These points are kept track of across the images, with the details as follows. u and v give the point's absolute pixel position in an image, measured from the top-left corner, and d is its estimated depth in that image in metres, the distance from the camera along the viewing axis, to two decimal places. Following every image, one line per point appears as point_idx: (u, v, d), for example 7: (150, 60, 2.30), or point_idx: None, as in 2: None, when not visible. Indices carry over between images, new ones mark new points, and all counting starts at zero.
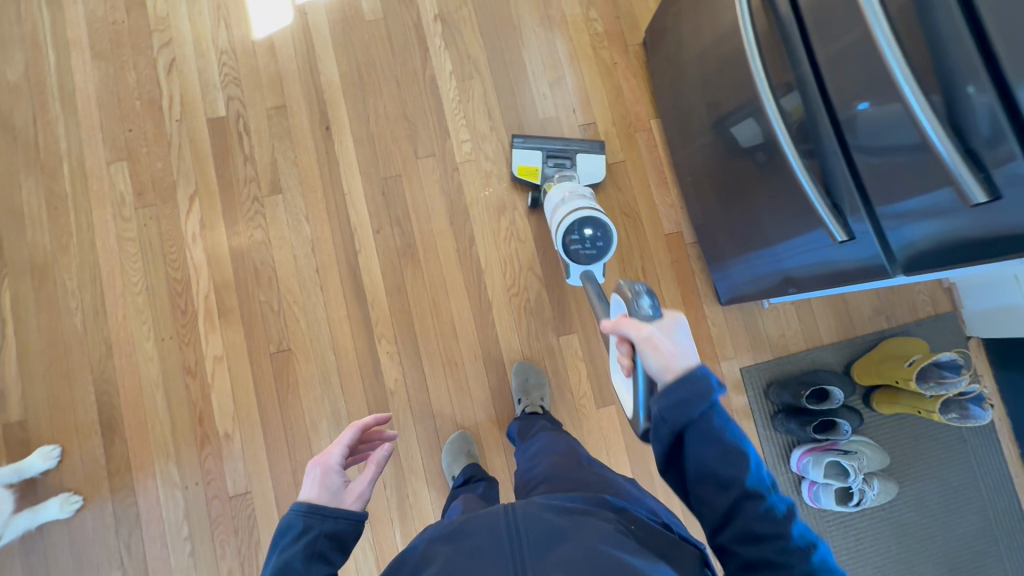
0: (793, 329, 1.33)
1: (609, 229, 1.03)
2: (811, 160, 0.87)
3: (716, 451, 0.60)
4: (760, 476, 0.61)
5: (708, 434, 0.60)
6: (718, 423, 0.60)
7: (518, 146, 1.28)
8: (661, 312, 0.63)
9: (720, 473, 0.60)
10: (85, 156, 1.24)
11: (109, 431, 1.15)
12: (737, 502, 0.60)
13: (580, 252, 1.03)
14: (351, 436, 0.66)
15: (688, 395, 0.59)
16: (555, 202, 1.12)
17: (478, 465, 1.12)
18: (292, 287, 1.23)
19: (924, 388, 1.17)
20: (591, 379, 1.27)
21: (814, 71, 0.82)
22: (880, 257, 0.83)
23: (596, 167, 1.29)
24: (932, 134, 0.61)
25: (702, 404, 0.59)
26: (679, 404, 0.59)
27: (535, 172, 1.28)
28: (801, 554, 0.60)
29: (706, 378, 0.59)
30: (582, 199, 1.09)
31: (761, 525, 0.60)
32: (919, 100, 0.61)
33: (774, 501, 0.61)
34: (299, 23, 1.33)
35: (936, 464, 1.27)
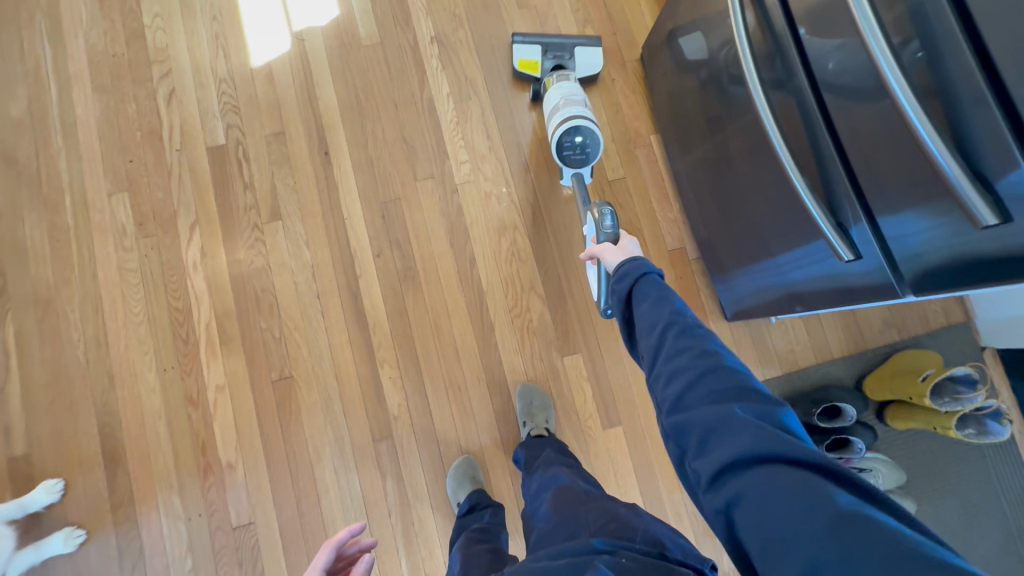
0: (802, 343, 1.30)
1: (596, 137, 1.15)
2: (815, 178, 0.86)
3: (650, 298, 0.69)
4: (682, 304, 0.67)
5: (648, 292, 0.70)
6: (653, 279, 0.71)
7: (518, 43, 1.29)
8: (619, 227, 0.88)
9: (651, 314, 0.68)
10: (87, 188, 1.24)
11: (112, 464, 1.15)
12: (660, 325, 0.66)
13: (571, 156, 1.17)
14: (326, 557, 0.62)
15: (631, 267, 0.73)
16: (551, 103, 1.21)
17: (483, 492, 1.10)
18: (293, 314, 1.23)
19: (939, 404, 1.15)
20: (597, 400, 1.25)
21: (815, 91, 0.80)
22: (889, 277, 0.81)
23: (594, 59, 1.31)
24: (938, 156, 0.59)
25: (639, 271, 0.73)
26: (625, 275, 0.73)
27: (535, 67, 1.31)
28: (718, 361, 0.61)
29: (644, 261, 0.74)
30: (576, 104, 1.17)
31: (682, 344, 0.64)
32: (923, 122, 0.59)
33: (695, 321, 0.66)
34: (296, 50, 1.34)
35: (955, 481, 1.23)
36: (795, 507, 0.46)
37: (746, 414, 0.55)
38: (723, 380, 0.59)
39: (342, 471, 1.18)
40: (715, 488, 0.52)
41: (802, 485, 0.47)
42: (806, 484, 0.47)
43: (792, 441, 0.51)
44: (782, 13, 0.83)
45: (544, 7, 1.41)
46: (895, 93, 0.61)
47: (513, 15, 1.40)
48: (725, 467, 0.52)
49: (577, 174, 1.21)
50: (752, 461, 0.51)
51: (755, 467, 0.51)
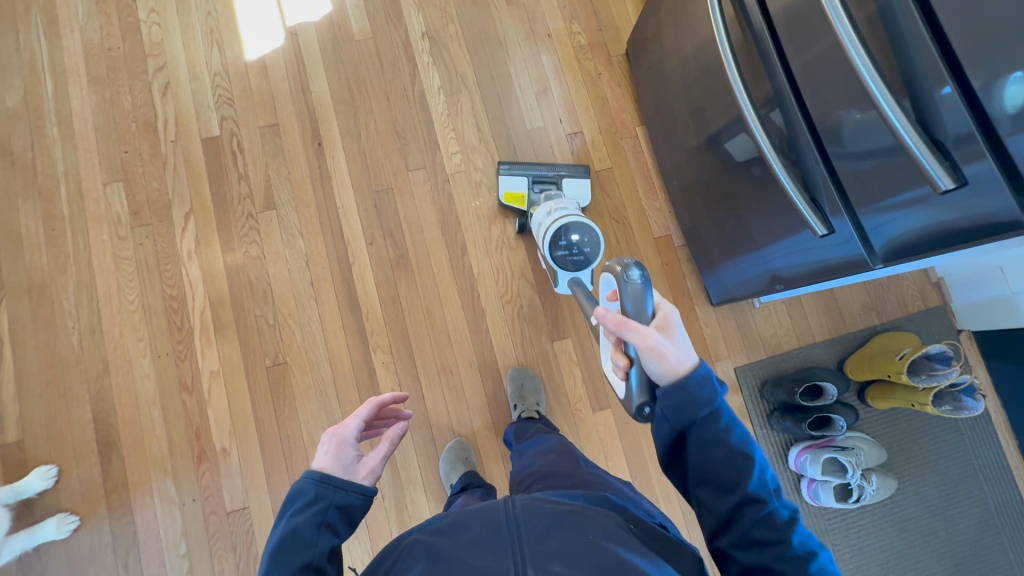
0: (785, 328, 1.34)
1: (595, 234, 1.09)
2: (789, 158, 0.90)
3: (720, 454, 0.63)
4: (760, 481, 0.63)
5: (710, 437, 0.63)
6: (721, 428, 0.64)
7: (505, 174, 1.31)
8: (651, 284, 0.65)
9: (723, 478, 0.63)
10: (82, 178, 1.26)
11: (106, 450, 1.16)
12: (734, 503, 0.62)
13: (568, 256, 1.09)
14: (368, 411, 0.65)
15: (693, 393, 0.62)
16: (540, 215, 1.17)
17: (475, 473, 1.12)
18: (287, 301, 1.24)
19: (916, 380, 1.17)
20: (586, 383, 1.28)
21: (789, 78, 0.85)
22: (862, 252, 0.85)
23: (582, 190, 1.33)
24: (899, 125, 0.63)
25: (706, 405, 0.63)
26: (682, 406, 0.62)
27: (523, 198, 1.30)
28: (796, 561, 0.60)
29: (710, 378, 0.63)
30: (567, 207, 1.15)
31: (760, 532, 0.61)
32: (884, 93, 0.63)
33: (774, 504, 0.63)
34: (290, 44, 1.37)
35: (934, 459, 1.27)
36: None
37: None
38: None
39: None
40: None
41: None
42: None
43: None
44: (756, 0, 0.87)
45: (532, 4, 1.45)
46: (858, 66, 0.64)
47: (502, 11, 1.44)
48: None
49: (574, 281, 1.10)
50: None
51: None
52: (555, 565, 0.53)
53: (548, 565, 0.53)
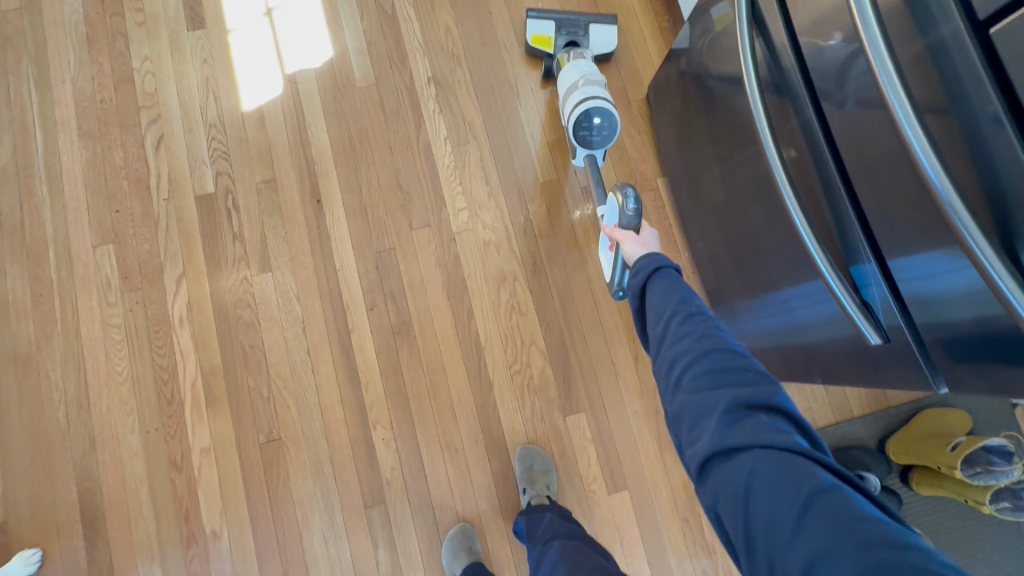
0: (820, 401, 1.22)
1: (614, 117, 1.12)
2: (835, 245, 0.80)
3: (663, 290, 0.65)
4: (693, 292, 0.63)
5: (660, 282, 0.66)
6: (666, 269, 0.67)
7: (532, 18, 1.29)
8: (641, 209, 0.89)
9: (661, 304, 0.64)
10: (71, 239, 1.20)
11: (91, 532, 1.10)
12: (667, 313, 0.63)
13: (587, 137, 1.14)
14: None
15: (647, 262, 0.69)
16: (567, 86, 1.18)
17: (481, 566, 1.03)
18: (282, 372, 1.17)
19: (969, 476, 1.06)
20: (601, 462, 1.18)
21: (840, 167, 0.75)
22: (920, 362, 0.75)
23: (609, 36, 1.30)
24: (981, 257, 0.51)
25: (652, 259, 0.68)
26: (639, 267, 0.69)
27: (548, 43, 1.29)
28: (722, 352, 0.59)
29: (662, 251, 0.69)
30: (594, 84, 1.14)
31: (686, 332, 0.61)
32: (964, 219, 0.51)
33: (703, 309, 0.62)
34: (288, 93, 1.29)
35: (989, 552, 1.14)
36: (781, 502, 0.47)
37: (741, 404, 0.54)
38: (724, 365, 0.57)
39: (332, 539, 1.12)
40: (707, 464, 0.53)
41: (794, 487, 0.47)
42: (799, 483, 0.47)
43: (795, 449, 0.50)
44: (802, 76, 0.77)
45: None
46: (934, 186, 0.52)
47: (513, 54, 1.35)
48: (715, 454, 0.53)
49: (590, 156, 1.19)
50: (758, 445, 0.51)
51: (750, 463, 0.50)
52: None
53: None
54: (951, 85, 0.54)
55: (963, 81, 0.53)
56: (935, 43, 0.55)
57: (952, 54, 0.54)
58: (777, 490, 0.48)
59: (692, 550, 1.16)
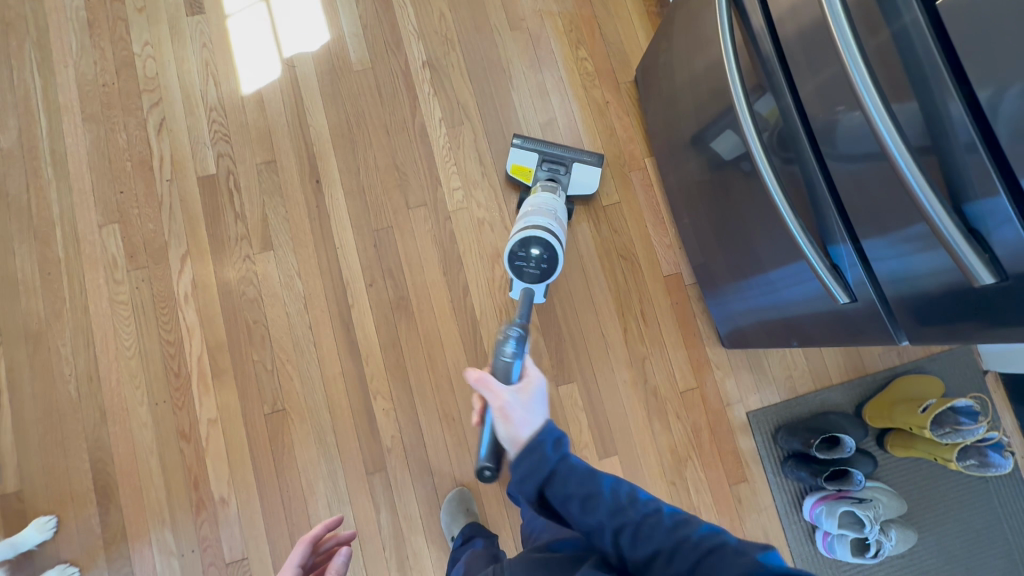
0: (800, 369, 1.28)
1: (556, 251, 1.06)
2: (806, 214, 0.86)
3: (578, 501, 0.64)
4: (610, 483, 0.64)
5: (569, 493, 0.64)
6: (568, 466, 0.65)
7: (517, 145, 1.27)
8: (521, 356, 0.76)
9: (591, 521, 0.64)
10: (77, 220, 1.24)
11: (104, 499, 1.14)
12: (609, 532, 0.63)
13: (523, 268, 1.08)
14: (304, 550, 0.71)
15: (533, 463, 0.64)
16: (521, 213, 1.15)
17: (478, 524, 1.08)
18: (285, 345, 1.22)
19: (939, 435, 1.12)
20: (592, 429, 1.24)
21: (811, 139, 0.80)
22: (884, 321, 0.81)
23: (589, 179, 1.28)
24: (930, 211, 0.57)
25: (545, 466, 0.64)
26: (528, 474, 0.64)
27: (528, 173, 1.27)
28: (673, 539, 0.61)
29: (542, 441, 0.65)
30: (544, 215, 1.11)
31: (644, 545, 0.62)
32: (916, 176, 0.57)
33: (627, 499, 0.64)
34: (286, 77, 1.33)
35: (958, 508, 1.21)
36: None
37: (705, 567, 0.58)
38: (681, 546, 0.60)
39: (335, 504, 1.17)
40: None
41: None
42: None
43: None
44: (777, 54, 0.82)
45: (536, 29, 1.40)
46: (887, 146, 0.58)
47: (505, 38, 1.38)
48: None
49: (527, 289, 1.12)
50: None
51: None
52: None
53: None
54: (907, 54, 0.59)
55: (915, 52, 0.58)
56: (892, 20, 0.60)
57: (906, 28, 0.59)
58: None
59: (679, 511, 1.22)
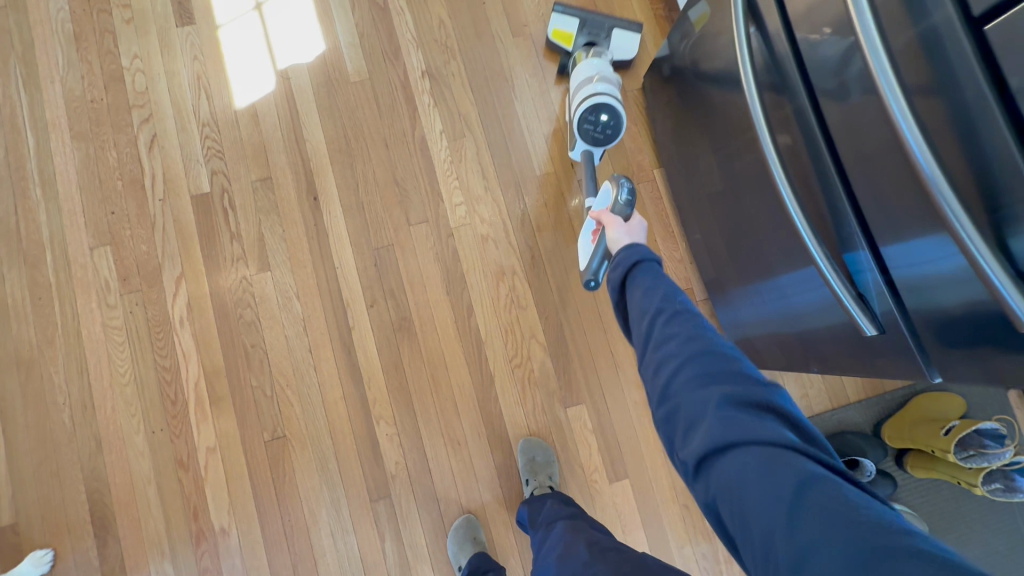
0: (817, 388, 1.24)
1: (620, 116, 1.12)
2: (831, 237, 0.80)
3: (645, 286, 0.66)
4: (673, 289, 0.64)
5: (643, 279, 0.67)
6: (649, 266, 0.68)
7: (557, 12, 1.24)
8: (634, 204, 0.82)
9: (642, 304, 0.65)
10: (68, 242, 1.20)
11: (101, 531, 1.11)
12: (650, 313, 0.64)
13: (590, 132, 1.14)
14: None
15: (627, 257, 0.69)
16: (580, 80, 1.18)
17: (484, 554, 1.06)
18: (284, 370, 1.18)
19: (963, 458, 1.08)
20: (602, 452, 1.20)
21: (835, 159, 0.75)
22: (914, 351, 0.76)
23: (630, 44, 1.27)
24: (975, 253, 0.52)
25: (632, 259, 0.69)
26: (619, 262, 0.70)
27: (568, 40, 1.26)
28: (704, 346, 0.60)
29: (641, 245, 0.70)
30: (606, 82, 1.15)
31: (671, 334, 0.61)
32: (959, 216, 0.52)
33: (686, 307, 0.63)
34: (281, 89, 1.28)
35: (981, 531, 1.17)
36: (770, 492, 0.48)
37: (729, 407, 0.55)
38: (712, 358, 0.58)
39: (339, 532, 1.14)
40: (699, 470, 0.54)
41: (782, 473, 0.48)
42: (786, 472, 0.48)
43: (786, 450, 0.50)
44: (797, 67, 0.77)
45: (540, 36, 1.35)
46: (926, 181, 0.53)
47: (508, 46, 1.33)
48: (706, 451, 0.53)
49: (586, 153, 1.18)
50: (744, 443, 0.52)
51: (738, 456, 0.51)
52: None
53: None
54: (947, 76, 0.53)
55: (958, 75, 0.52)
56: (920, 21, 0.55)
57: (947, 48, 0.53)
58: (768, 483, 0.48)
59: (692, 535, 1.19)
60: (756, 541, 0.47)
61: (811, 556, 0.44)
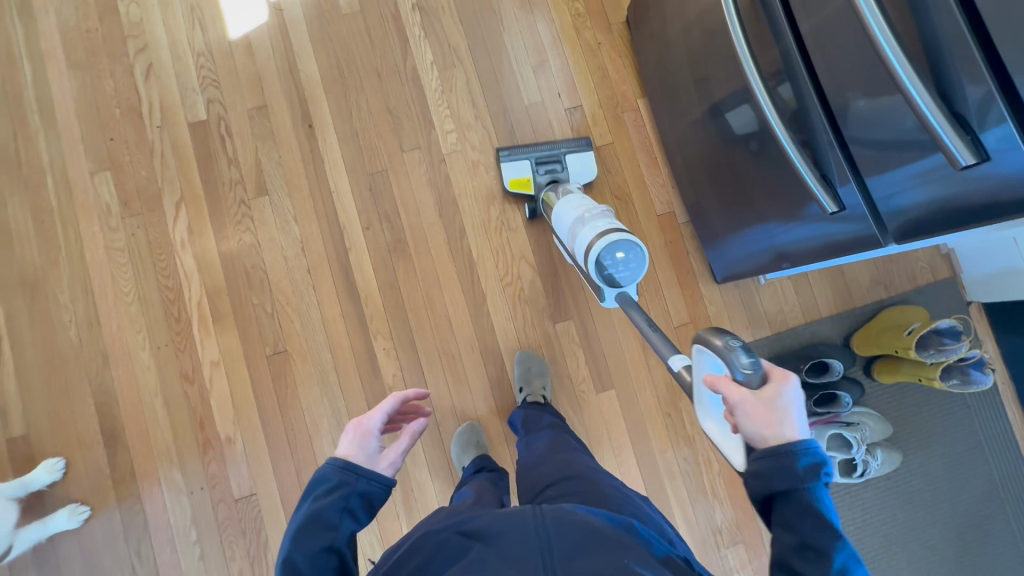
0: (791, 304, 1.31)
1: (641, 248, 0.92)
2: (795, 125, 0.83)
3: (804, 511, 0.55)
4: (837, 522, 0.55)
5: (802, 511, 0.55)
6: (809, 496, 0.55)
7: (506, 160, 1.26)
8: (761, 365, 0.61)
9: (801, 523, 0.55)
10: (68, 168, 1.23)
11: (111, 442, 1.16)
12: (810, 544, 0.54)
13: (614, 275, 0.94)
14: (392, 404, 0.72)
15: (780, 467, 0.56)
16: (570, 222, 1.05)
17: (488, 457, 1.09)
18: (284, 289, 1.23)
19: (924, 356, 1.17)
20: (590, 365, 1.27)
21: (798, 41, 0.78)
22: (873, 229, 0.80)
23: (587, 167, 1.28)
24: (908, 83, 0.58)
25: (791, 474, 0.56)
26: (762, 476, 0.57)
27: (528, 183, 1.26)
28: None
29: (800, 446, 0.56)
30: (602, 215, 1.00)
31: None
32: (890, 43, 0.58)
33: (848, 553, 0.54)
34: (274, 20, 1.31)
35: (941, 432, 1.26)
36: None
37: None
38: None
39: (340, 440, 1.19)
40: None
41: None
42: None
43: None
44: None
45: None
46: (866, 20, 0.60)
47: None
48: None
49: (621, 295, 0.96)
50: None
51: None
52: None
53: None
54: None
55: None
56: None
57: None
58: None
59: (674, 442, 1.26)
60: None
61: None
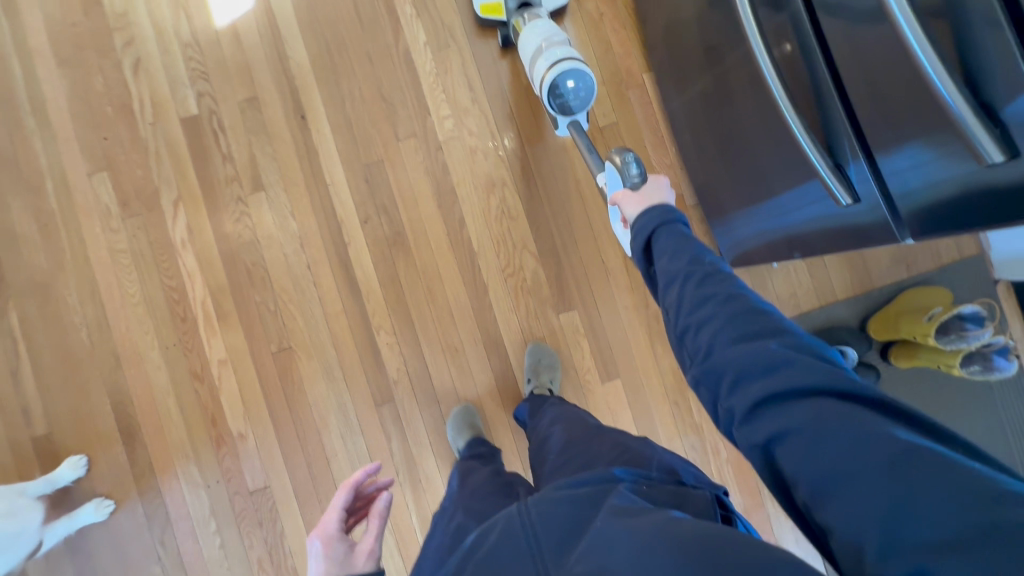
0: (805, 287, 1.26)
1: (590, 77, 1.02)
2: (809, 109, 0.77)
3: (672, 247, 0.62)
4: (701, 247, 0.60)
5: (670, 245, 0.62)
6: (676, 231, 0.63)
7: None
8: (645, 174, 0.77)
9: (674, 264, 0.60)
10: (66, 170, 1.22)
11: (129, 439, 1.20)
12: (681, 272, 0.59)
13: (564, 105, 1.05)
14: (344, 495, 0.65)
15: (651, 221, 0.65)
16: (530, 51, 1.07)
17: (480, 437, 1.02)
18: (286, 285, 1.22)
19: (943, 342, 1.12)
20: (595, 354, 1.25)
21: (812, 17, 0.70)
22: (887, 219, 0.75)
23: None
24: (932, 72, 0.52)
25: (659, 221, 0.65)
26: (640, 231, 0.66)
27: (499, 9, 1.21)
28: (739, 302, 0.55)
29: (667, 207, 0.66)
30: (560, 44, 1.04)
31: (706, 290, 0.57)
32: (912, 27, 0.52)
33: (717, 263, 0.59)
34: (260, 4, 1.25)
35: (960, 415, 1.22)
36: (846, 440, 0.42)
37: (784, 349, 0.49)
38: (748, 308, 0.54)
39: (348, 434, 1.21)
40: (751, 429, 0.48)
41: (851, 420, 0.43)
42: (860, 419, 0.42)
43: (834, 375, 0.46)
44: None
45: None
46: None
47: None
48: (757, 406, 0.48)
49: (573, 123, 1.09)
50: (796, 395, 0.47)
51: (810, 405, 0.45)
52: (573, 570, 0.50)
53: (568, 571, 0.50)
54: None
55: None
56: None
57: None
58: (840, 430, 0.43)
59: (682, 430, 1.25)
60: (839, 503, 0.40)
61: (902, 473, 0.39)
